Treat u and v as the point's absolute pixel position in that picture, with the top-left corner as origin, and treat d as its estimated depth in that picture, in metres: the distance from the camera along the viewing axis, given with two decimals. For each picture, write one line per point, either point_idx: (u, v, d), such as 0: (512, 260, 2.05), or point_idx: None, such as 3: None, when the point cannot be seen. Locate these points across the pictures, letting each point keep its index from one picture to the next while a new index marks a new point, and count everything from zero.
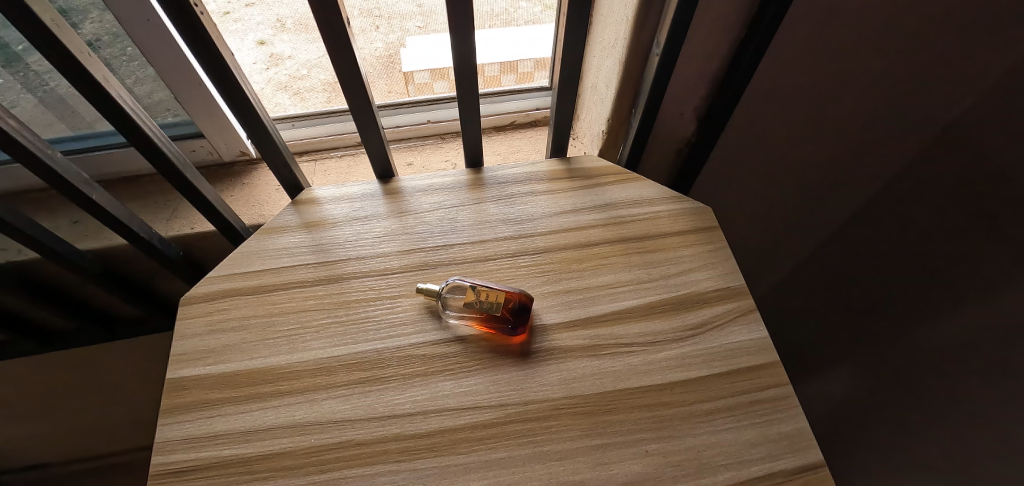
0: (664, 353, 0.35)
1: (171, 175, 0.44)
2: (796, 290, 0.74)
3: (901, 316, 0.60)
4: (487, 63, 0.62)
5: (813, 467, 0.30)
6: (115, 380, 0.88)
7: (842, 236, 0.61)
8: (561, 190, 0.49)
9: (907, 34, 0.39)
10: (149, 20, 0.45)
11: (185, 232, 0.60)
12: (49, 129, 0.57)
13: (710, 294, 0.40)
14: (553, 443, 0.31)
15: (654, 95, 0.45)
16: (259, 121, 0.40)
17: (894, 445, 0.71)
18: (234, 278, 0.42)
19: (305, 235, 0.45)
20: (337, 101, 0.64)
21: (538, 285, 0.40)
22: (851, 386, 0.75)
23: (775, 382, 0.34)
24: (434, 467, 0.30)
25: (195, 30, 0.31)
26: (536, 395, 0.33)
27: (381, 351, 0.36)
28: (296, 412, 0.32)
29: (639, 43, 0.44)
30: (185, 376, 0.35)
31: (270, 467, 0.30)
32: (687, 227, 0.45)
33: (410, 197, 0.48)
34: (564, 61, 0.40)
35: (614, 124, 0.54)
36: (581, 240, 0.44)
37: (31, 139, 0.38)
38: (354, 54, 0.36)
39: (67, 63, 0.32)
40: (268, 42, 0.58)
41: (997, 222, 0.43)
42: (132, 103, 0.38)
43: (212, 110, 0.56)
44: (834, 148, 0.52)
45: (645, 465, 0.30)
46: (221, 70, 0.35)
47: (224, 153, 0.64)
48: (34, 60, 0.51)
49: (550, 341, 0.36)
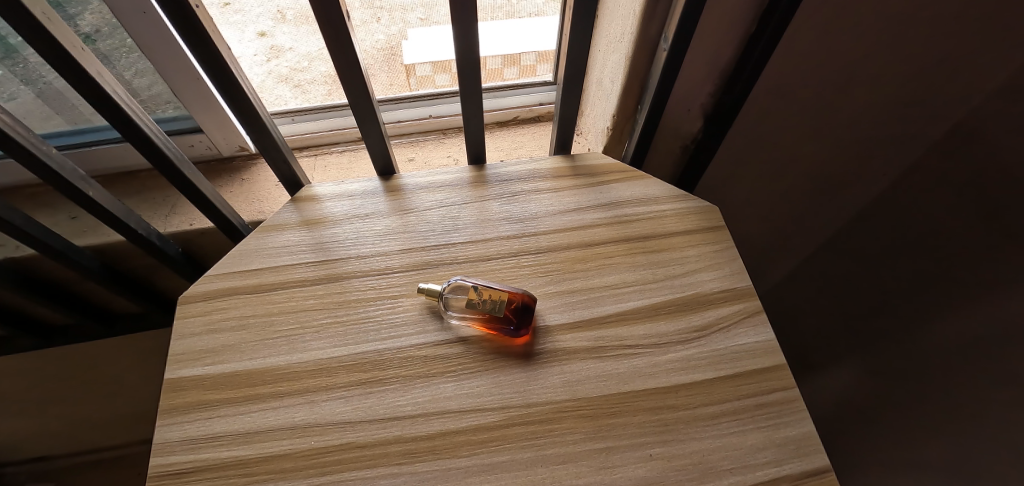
0: (669, 356, 0.35)
1: (169, 171, 0.43)
2: (798, 288, 0.73)
3: (907, 315, 0.59)
4: (491, 56, 0.60)
5: (820, 472, 0.30)
6: (115, 374, 0.88)
7: (848, 235, 0.60)
8: (565, 187, 0.48)
9: (920, 33, 0.38)
10: (146, 13, 0.44)
11: (184, 229, 0.59)
12: (49, 122, 0.56)
13: (716, 295, 0.39)
14: (556, 446, 0.30)
15: (660, 91, 0.44)
16: (257, 116, 0.39)
17: (902, 444, 0.70)
18: (235, 276, 0.41)
19: (305, 233, 0.44)
20: (337, 95, 0.63)
21: (542, 285, 0.40)
22: (857, 384, 0.74)
23: (781, 386, 0.34)
24: (434, 470, 0.29)
25: (193, 27, 0.31)
26: (538, 398, 0.33)
27: (382, 352, 0.35)
28: (297, 413, 0.32)
29: (646, 36, 0.43)
30: (184, 376, 0.35)
31: (269, 470, 0.29)
32: (695, 226, 0.44)
33: (411, 195, 0.47)
34: (570, 54, 0.39)
35: (618, 121, 0.53)
36: (585, 239, 0.43)
37: (24, 134, 0.37)
38: (354, 48, 0.35)
39: (60, 58, 0.31)
40: (268, 34, 0.56)
41: (1005, 221, 0.42)
42: (126, 96, 0.37)
43: (210, 104, 0.55)
44: (842, 147, 0.51)
45: (649, 469, 0.30)
46: (217, 65, 0.34)
47: (223, 148, 0.63)
48: (31, 53, 0.50)
49: (553, 342, 0.36)
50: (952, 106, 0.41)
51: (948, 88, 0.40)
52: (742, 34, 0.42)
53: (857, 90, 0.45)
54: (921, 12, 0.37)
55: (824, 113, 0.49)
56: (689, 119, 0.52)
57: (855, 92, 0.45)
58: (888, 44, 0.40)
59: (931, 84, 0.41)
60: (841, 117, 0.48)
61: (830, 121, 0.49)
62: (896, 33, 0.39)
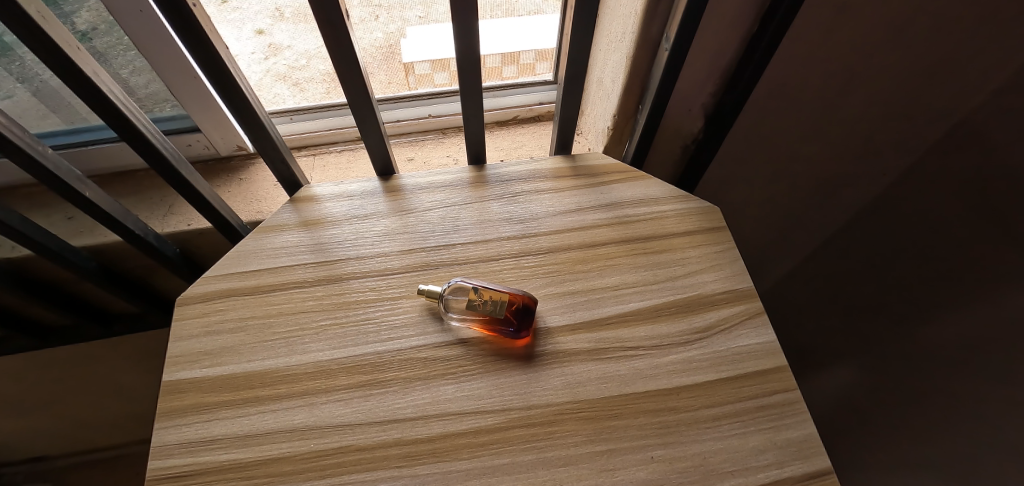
0: (669, 357, 0.35)
1: (166, 171, 0.43)
2: (798, 289, 0.73)
3: (907, 315, 0.59)
4: (490, 54, 0.60)
5: (821, 474, 0.30)
6: (113, 374, 0.88)
7: (847, 235, 0.60)
8: (565, 188, 0.48)
9: (920, 34, 0.38)
10: (142, 12, 0.43)
11: (182, 229, 0.59)
12: (43, 121, 0.56)
13: (718, 296, 0.39)
14: (557, 449, 0.30)
15: (660, 92, 0.43)
16: (255, 117, 0.39)
17: (904, 443, 0.70)
18: (232, 278, 0.41)
19: (304, 233, 0.44)
20: (335, 94, 0.63)
21: (542, 286, 0.39)
22: (857, 384, 0.74)
23: (782, 388, 0.34)
24: (435, 473, 0.29)
25: (191, 28, 0.30)
26: (539, 399, 0.32)
27: (381, 354, 0.35)
28: (296, 415, 0.32)
29: (647, 36, 0.42)
30: (182, 378, 0.34)
31: (267, 473, 0.29)
32: (696, 227, 0.44)
33: (411, 195, 0.47)
34: (571, 54, 0.39)
35: (619, 121, 0.52)
36: (586, 239, 0.43)
37: (19, 134, 0.37)
38: (354, 47, 0.35)
39: (56, 58, 0.31)
40: (266, 32, 0.55)
41: (1005, 221, 0.42)
42: (122, 95, 0.37)
43: (208, 104, 0.54)
44: (843, 148, 0.51)
45: (649, 472, 0.29)
46: (216, 66, 0.34)
47: (221, 147, 0.62)
48: (26, 51, 0.49)
49: (553, 345, 0.36)
50: (951, 107, 0.41)
51: (948, 88, 0.40)
52: (744, 34, 0.42)
53: (859, 88, 0.44)
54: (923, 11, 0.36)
55: (825, 113, 0.48)
56: (690, 119, 0.51)
57: (857, 90, 0.45)
58: (889, 43, 0.40)
59: (930, 85, 0.40)
60: (841, 118, 0.48)
61: (830, 121, 0.49)
62: (897, 33, 0.39)
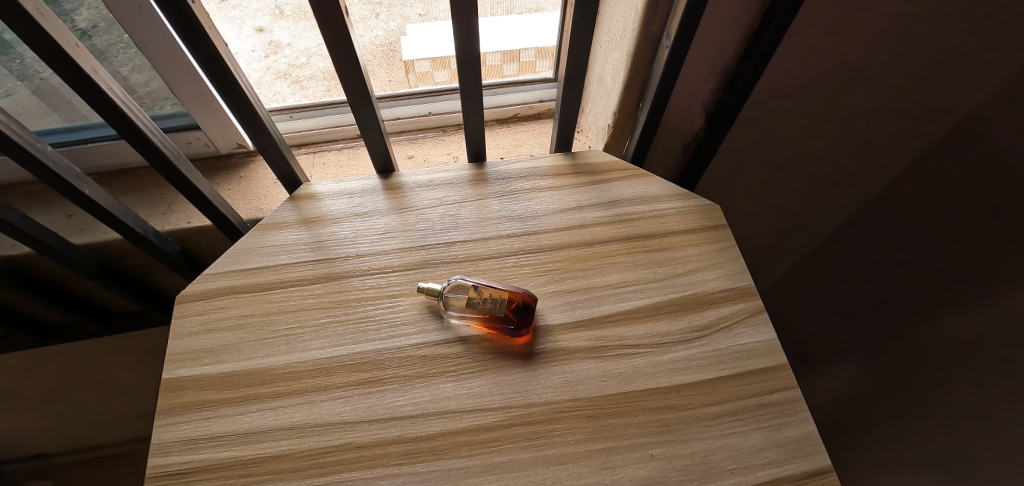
0: (669, 356, 0.35)
1: (165, 169, 0.43)
2: (799, 287, 0.73)
3: (907, 314, 0.59)
4: (490, 52, 0.60)
5: (821, 472, 0.30)
6: (112, 371, 0.88)
7: (848, 234, 0.59)
8: (565, 186, 0.48)
9: (920, 33, 0.38)
10: (141, 9, 0.43)
11: (182, 227, 0.59)
12: (43, 119, 0.56)
13: (718, 295, 0.39)
14: (556, 447, 0.30)
15: (660, 90, 0.43)
16: (254, 114, 0.39)
17: (904, 441, 0.70)
18: (231, 276, 0.41)
19: (304, 231, 0.44)
20: (336, 92, 0.62)
21: (542, 285, 0.39)
22: (857, 383, 0.73)
23: (782, 386, 0.34)
24: (435, 471, 0.29)
25: (190, 26, 0.30)
26: (539, 397, 0.32)
27: (381, 352, 0.35)
28: (296, 413, 0.32)
29: (648, 33, 0.42)
30: (181, 376, 0.34)
31: (267, 470, 0.29)
32: (697, 226, 0.44)
33: (410, 193, 0.47)
34: (571, 53, 0.39)
35: (619, 119, 0.52)
36: (586, 238, 0.43)
37: (19, 131, 0.37)
38: (353, 45, 0.35)
39: (55, 56, 0.31)
40: (266, 29, 0.55)
41: (1005, 220, 0.42)
42: (121, 93, 0.36)
43: (208, 101, 0.54)
44: (843, 147, 0.51)
45: (649, 470, 0.29)
46: (215, 65, 0.34)
47: (221, 145, 0.62)
48: (25, 49, 0.49)
49: (553, 343, 0.36)
50: (951, 106, 0.41)
51: (947, 87, 0.40)
52: (744, 33, 0.42)
53: (859, 87, 0.44)
54: (923, 11, 0.36)
55: (825, 111, 0.48)
56: (690, 118, 0.51)
57: (857, 88, 0.45)
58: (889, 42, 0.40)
59: (931, 83, 0.40)
60: (841, 116, 0.48)
61: (830, 119, 0.49)
62: (897, 32, 0.39)
